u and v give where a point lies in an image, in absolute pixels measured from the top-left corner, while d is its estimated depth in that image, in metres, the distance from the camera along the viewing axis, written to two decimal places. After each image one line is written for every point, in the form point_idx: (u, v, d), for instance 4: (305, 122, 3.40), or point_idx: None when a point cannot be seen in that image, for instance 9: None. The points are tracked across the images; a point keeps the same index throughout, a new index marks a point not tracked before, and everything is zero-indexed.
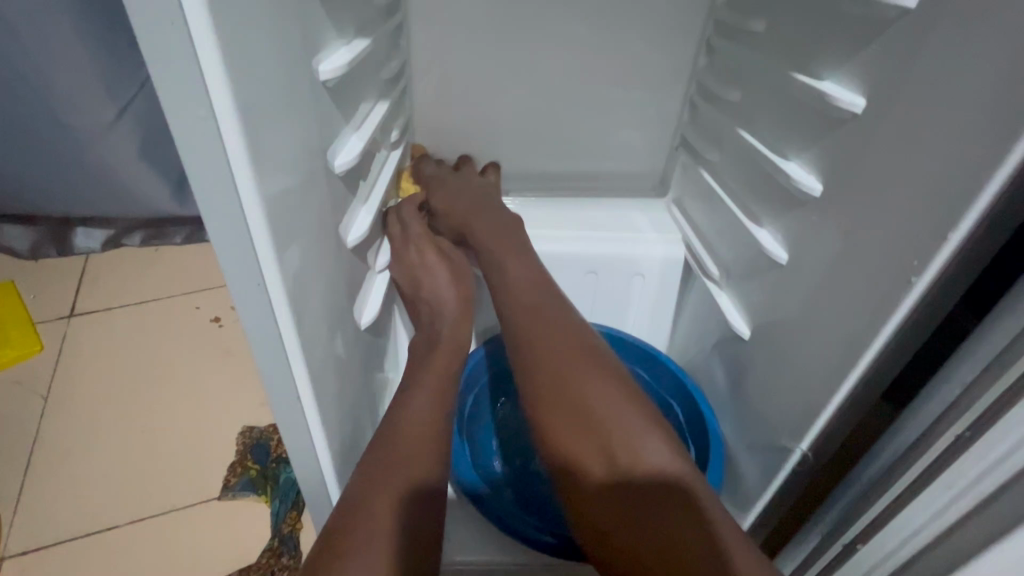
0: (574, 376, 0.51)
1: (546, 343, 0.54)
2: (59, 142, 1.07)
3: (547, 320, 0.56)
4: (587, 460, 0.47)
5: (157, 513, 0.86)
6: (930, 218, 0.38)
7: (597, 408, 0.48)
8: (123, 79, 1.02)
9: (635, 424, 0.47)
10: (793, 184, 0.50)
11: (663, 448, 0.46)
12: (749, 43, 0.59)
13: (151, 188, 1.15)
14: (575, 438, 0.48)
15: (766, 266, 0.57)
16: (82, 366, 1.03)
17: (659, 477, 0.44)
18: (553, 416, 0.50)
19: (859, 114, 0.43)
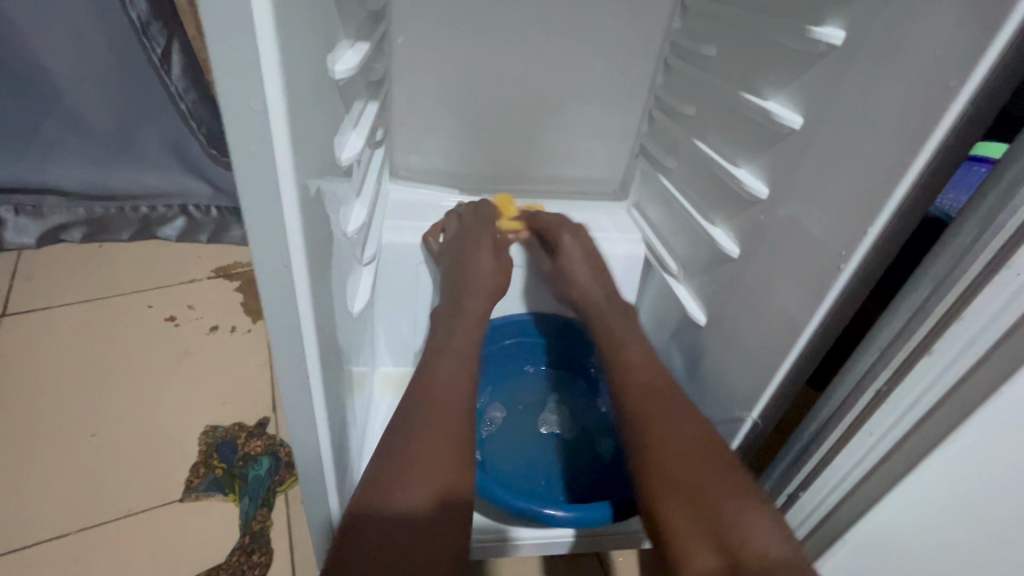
0: (689, 453, 0.52)
1: (663, 430, 0.55)
2: (26, 107, 1.05)
3: (664, 400, 0.58)
4: (701, 547, 0.46)
5: (112, 518, 0.82)
6: (856, 217, 0.46)
7: (708, 490, 0.49)
8: (89, 43, 1.01)
9: (749, 513, 0.48)
10: (743, 188, 0.58)
11: (770, 529, 0.47)
12: (703, 65, 0.67)
13: (122, 162, 1.14)
14: (684, 517, 0.48)
15: (719, 261, 0.64)
16: (18, 369, 0.96)
17: (770, 565, 0.44)
18: (665, 504, 0.50)
19: (797, 129, 0.51)
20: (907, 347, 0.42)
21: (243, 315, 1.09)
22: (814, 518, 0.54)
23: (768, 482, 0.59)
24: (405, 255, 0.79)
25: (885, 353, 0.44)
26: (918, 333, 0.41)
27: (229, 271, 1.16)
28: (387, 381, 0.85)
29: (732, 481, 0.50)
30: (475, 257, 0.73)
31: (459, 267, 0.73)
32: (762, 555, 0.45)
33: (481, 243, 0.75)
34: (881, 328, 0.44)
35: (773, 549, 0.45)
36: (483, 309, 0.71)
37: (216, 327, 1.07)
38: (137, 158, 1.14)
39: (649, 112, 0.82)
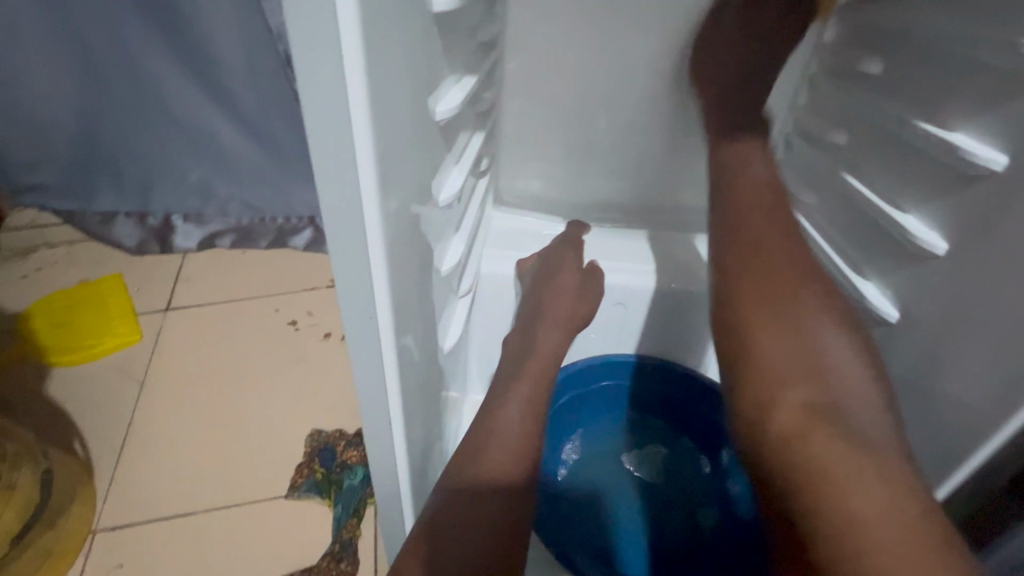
0: (791, 291, 0.53)
1: (774, 254, 0.55)
2: (199, 130, 1.23)
3: (768, 219, 0.58)
4: (790, 387, 0.48)
5: (231, 504, 0.91)
6: None
7: (820, 343, 0.50)
8: (250, 74, 1.15)
9: (857, 371, 0.49)
10: (910, 240, 0.48)
11: (870, 390, 0.49)
12: (860, 86, 0.56)
13: (267, 177, 1.28)
14: (781, 358, 0.50)
15: (869, 322, 0.53)
16: (172, 358, 1.12)
17: (867, 432, 0.46)
18: (762, 343, 0.51)
19: (999, 171, 0.39)
20: None
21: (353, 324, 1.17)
22: None
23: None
24: (504, 289, 0.77)
25: None
26: None
27: None
28: (472, 407, 0.82)
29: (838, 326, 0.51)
30: (559, 274, 0.72)
31: (548, 301, 0.70)
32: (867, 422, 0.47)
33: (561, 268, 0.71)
34: None
35: (872, 408, 0.47)
36: (555, 346, 0.68)
37: (329, 334, 1.15)
38: (279, 174, 1.28)
39: (785, 138, 0.72)
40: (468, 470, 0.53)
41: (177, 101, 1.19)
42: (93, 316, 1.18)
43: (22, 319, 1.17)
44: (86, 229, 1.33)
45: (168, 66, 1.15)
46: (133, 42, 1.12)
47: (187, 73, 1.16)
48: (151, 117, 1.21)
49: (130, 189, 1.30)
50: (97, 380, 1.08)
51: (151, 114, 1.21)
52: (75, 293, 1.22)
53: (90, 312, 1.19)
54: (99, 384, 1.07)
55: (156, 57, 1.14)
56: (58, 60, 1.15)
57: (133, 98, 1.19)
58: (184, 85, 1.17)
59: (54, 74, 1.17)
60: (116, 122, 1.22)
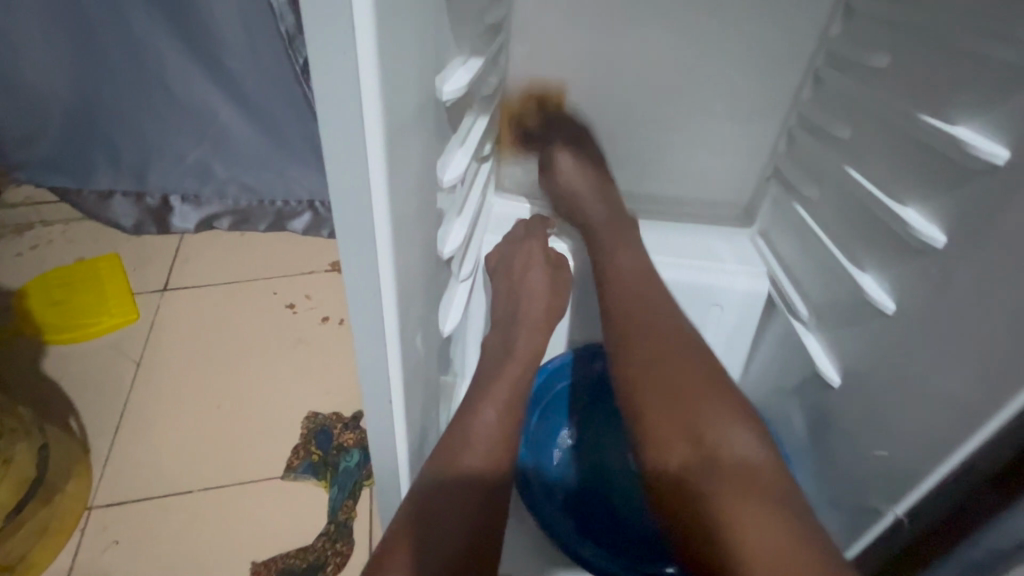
0: (664, 358, 0.55)
1: (643, 335, 0.58)
2: (198, 110, 1.22)
3: (638, 303, 0.62)
4: (672, 445, 0.50)
5: (227, 484, 0.92)
6: None
7: (693, 397, 0.52)
8: (251, 55, 1.13)
9: (732, 420, 0.51)
10: (910, 232, 0.47)
11: (742, 427, 0.50)
12: (865, 79, 0.57)
13: (267, 160, 1.27)
14: (665, 422, 0.51)
15: (866, 314, 0.53)
16: (170, 338, 1.12)
17: (745, 465, 0.48)
18: (650, 398, 0.53)
19: (1000, 166, 0.40)
20: None
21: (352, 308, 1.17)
22: None
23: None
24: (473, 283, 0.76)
25: None
26: None
27: None
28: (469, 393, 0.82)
29: (717, 389, 0.53)
30: (528, 274, 0.70)
31: (544, 290, 0.70)
32: (742, 456, 0.48)
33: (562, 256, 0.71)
34: None
35: (747, 448, 0.49)
36: (537, 346, 0.67)
37: (327, 318, 1.15)
38: (278, 157, 1.27)
39: (788, 131, 0.72)
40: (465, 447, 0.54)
41: (176, 79, 1.18)
42: (90, 294, 1.18)
43: (19, 296, 1.16)
44: (83, 207, 1.33)
45: (167, 45, 1.13)
46: (130, 18, 1.10)
47: (186, 52, 1.14)
48: (149, 96, 1.20)
49: (128, 168, 1.29)
50: (94, 359, 1.08)
51: (149, 93, 1.20)
52: (71, 272, 1.22)
53: (87, 290, 1.18)
54: (96, 362, 1.07)
55: (153, 35, 1.12)
56: (55, 34, 1.13)
57: (131, 75, 1.17)
58: (182, 64, 1.16)
59: (50, 48, 1.15)
60: (114, 101, 1.21)
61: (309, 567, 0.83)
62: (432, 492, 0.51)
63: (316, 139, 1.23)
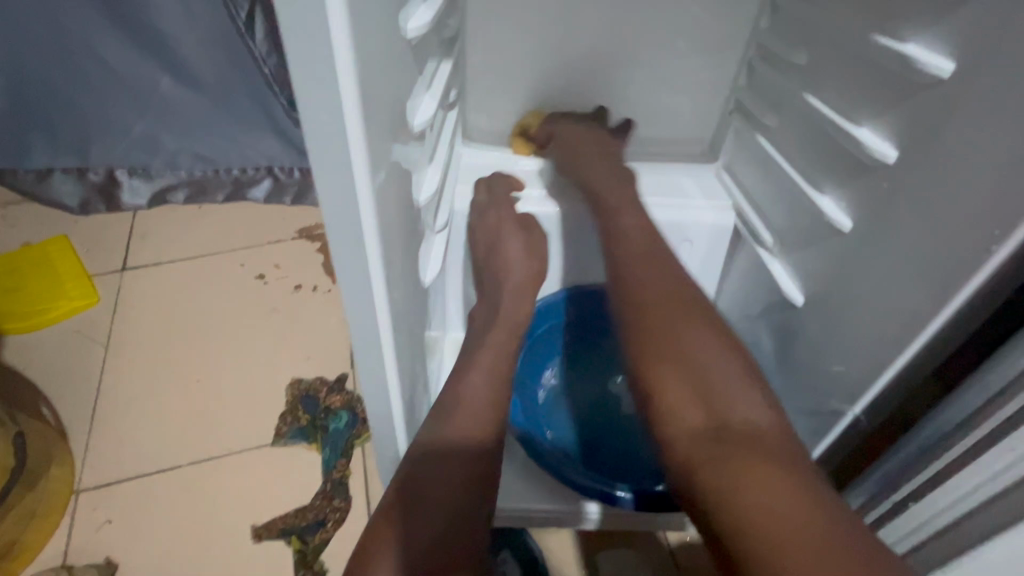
0: (672, 324, 0.54)
1: (661, 297, 0.57)
2: (135, 75, 1.13)
3: (658, 275, 0.60)
4: (683, 408, 0.49)
5: (217, 455, 0.92)
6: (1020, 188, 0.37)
7: (697, 362, 0.51)
8: (185, 10, 1.05)
9: (740, 387, 0.49)
10: (865, 151, 0.50)
11: (757, 399, 0.49)
12: (821, 4, 0.57)
13: (217, 126, 1.21)
14: (677, 384, 0.50)
15: (825, 234, 0.56)
16: (136, 319, 1.08)
17: (753, 431, 0.46)
18: (666, 356, 0.52)
19: (947, 79, 0.42)
20: None
21: (325, 274, 1.15)
22: (926, 527, 0.50)
23: (870, 486, 0.53)
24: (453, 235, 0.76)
25: None
26: None
27: (312, 232, 1.22)
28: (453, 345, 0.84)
29: (727, 357, 0.51)
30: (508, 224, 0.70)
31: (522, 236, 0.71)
32: (750, 422, 0.47)
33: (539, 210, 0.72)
34: None
35: (758, 414, 0.47)
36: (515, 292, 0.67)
37: (300, 285, 1.13)
38: (229, 122, 1.21)
39: (748, 63, 0.73)
40: (455, 394, 0.56)
41: (105, 42, 1.08)
42: (43, 280, 1.12)
43: None
44: (20, 189, 1.24)
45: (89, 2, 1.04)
46: None
47: (113, 11, 1.05)
48: (77, 62, 1.11)
49: (64, 143, 1.20)
50: (58, 345, 1.04)
51: (77, 59, 1.10)
52: (19, 257, 1.15)
53: (39, 275, 1.12)
54: (60, 349, 1.03)
55: None
56: None
57: (52, 39, 1.08)
58: (111, 24, 1.07)
59: None
60: (37, 69, 1.11)
61: (309, 525, 0.85)
62: (420, 450, 0.53)
63: (268, 100, 1.17)
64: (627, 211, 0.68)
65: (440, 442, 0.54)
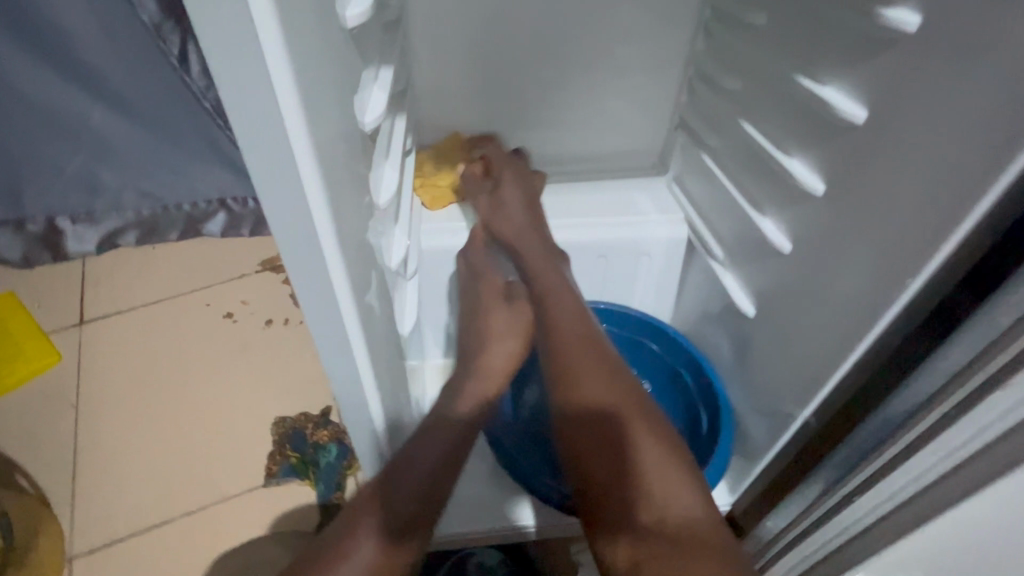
0: (607, 412, 0.55)
1: (590, 381, 0.57)
2: (65, 118, 1.08)
3: (589, 350, 0.60)
4: (626, 507, 0.50)
5: (209, 503, 0.93)
6: (928, 228, 0.41)
7: (634, 454, 0.52)
8: (115, 48, 1.01)
9: (676, 474, 0.51)
10: (797, 182, 0.54)
11: (689, 486, 0.50)
12: (749, 34, 0.61)
13: (161, 163, 1.16)
14: (612, 480, 0.51)
15: (769, 253, 0.61)
16: (103, 372, 1.05)
17: (689, 525, 0.48)
18: (603, 452, 0.53)
19: (860, 124, 0.46)
20: (988, 369, 0.36)
21: (295, 306, 1.14)
22: (841, 535, 0.52)
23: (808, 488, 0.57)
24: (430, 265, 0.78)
25: (964, 370, 0.38)
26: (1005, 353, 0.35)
27: (275, 263, 1.20)
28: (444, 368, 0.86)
29: (665, 449, 0.53)
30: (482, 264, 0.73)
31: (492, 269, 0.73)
32: (686, 515, 0.48)
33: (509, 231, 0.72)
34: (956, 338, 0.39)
35: (691, 503, 0.49)
36: None
37: (270, 320, 1.12)
38: (173, 158, 1.16)
39: (688, 81, 0.76)
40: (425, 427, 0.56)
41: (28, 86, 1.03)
42: None
43: None
44: None
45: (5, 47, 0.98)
46: None
47: (33, 54, 1.00)
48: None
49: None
50: (22, 410, 1.00)
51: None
52: None
53: None
54: (25, 413, 1.00)
55: None
56: None
57: None
58: (33, 68, 1.01)
59: None
60: None
61: None
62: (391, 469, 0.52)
63: (213, 134, 1.13)
64: (545, 275, 0.67)
65: (399, 477, 0.52)
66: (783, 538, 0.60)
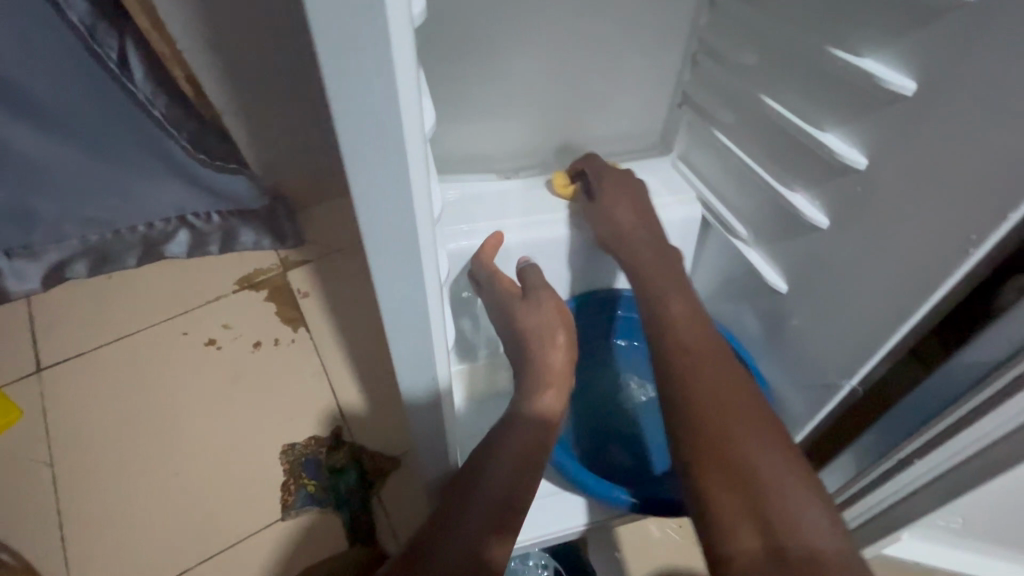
0: (738, 428, 0.53)
1: (707, 398, 0.55)
2: None
3: (705, 367, 0.58)
4: (743, 531, 0.47)
5: (224, 547, 0.87)
6: (994, 198, 0.42)
7: (754, 474, 0.49)
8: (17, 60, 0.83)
9: (798, 497, 0.48)
10: (835, 156, 0.54)
11: (814, 509, 0.47)
12: (766, 7, 0.59)
13: (103, 184, 1.03)
14: (732, 502, 0.49)
15: (801, 229, 0.61)
16: (79, 421, 0.98)
17: (817, 552, 0.44)
18: (732, 471, 0.50)
19: (910, 96, 0.46)
20: None
21: (283, 324, 1.07)
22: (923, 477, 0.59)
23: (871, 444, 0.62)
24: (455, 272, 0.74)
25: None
26: None
27: (253, 280, 1.12)
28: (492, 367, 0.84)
29: (795, 470, 0.50)
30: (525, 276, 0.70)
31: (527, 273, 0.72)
32: (811, 541, 0.45)
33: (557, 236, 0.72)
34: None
35: (819, 529, 0.46)
36: None
37: (259, 342, 1.05)
38: (115, 177, 1.02)
39: (692, 56, 0.74)
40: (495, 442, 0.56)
41: None
42: None
43: None
44: None
45: None
46: None
47: None
48: None
49: None
50: None
51: None
52: None
53: None
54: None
55: None
56: None
57: None
58: None
59: None
60: None
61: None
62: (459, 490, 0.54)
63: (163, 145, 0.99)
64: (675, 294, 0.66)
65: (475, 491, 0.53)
66: (855, 488, 0.66)
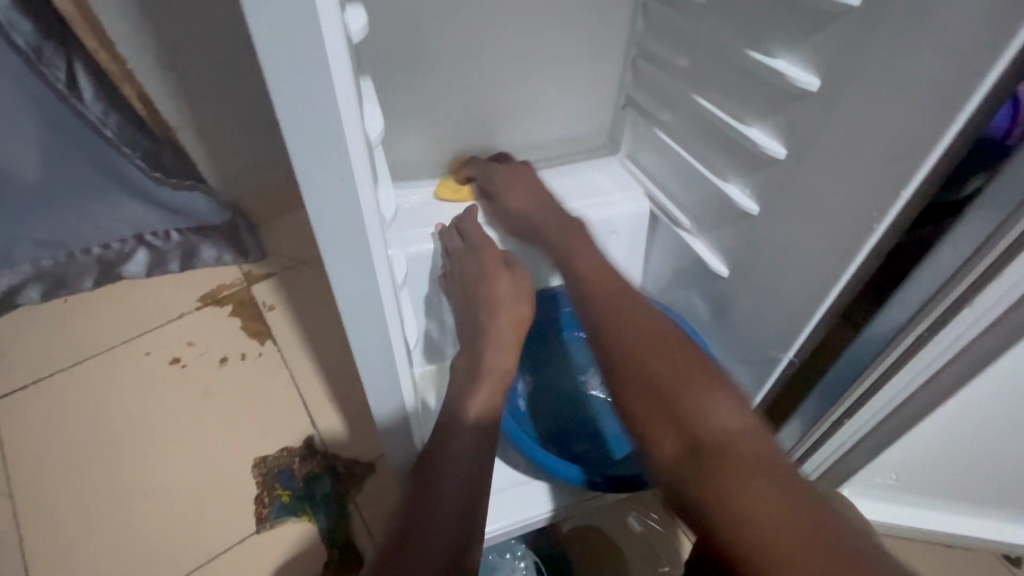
0: (645, 351, 0.54)
1: (626, 328, 0.57)
2: None
3: (619, 305, 0.61)
4: (664, 432, 0.49)
5: (196, 564, 0.87)
6: (889, 178, 0.47)
7: (669, 381, 0.51)
8: None
9: (716, 395, 0.49)
10: (758, 148, 0.59)
11: (729, 405, 0.48)
12: (693, 14, 0.64)
13: (54, 207, 1.01)
14: (653, 411, 0.50)
15: (736, 216, 0.66)
16: (40, 449, 0.95)
17: (727, 437, 0.46)
18: (654, 367, 0.52)
19: (815, 91, 0.51)
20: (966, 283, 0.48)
21: (249, 339, 1.07)
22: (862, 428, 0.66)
23: (816, 406, 0.68)
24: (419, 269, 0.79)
25: (944, 288, 0.49)
26: (975, 271, 0.47)
27: (217, 296, 1.11)
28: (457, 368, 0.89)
29: (707, 374, 0.51)
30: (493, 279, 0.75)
31: None
32: (726, 428, 0.46)
33: (545, 211, 0.76)
34: (935, 266, 0.49)
35: (733, 420, 0.47)
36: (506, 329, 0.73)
37: (225, 358, 1.05)
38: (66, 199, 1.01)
39: (631, 61, 0.79)
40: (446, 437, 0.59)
41: None
42: None
43: None
44: None
45: None
46: None
47: None
48: None
49: None
50: None
51: None
52: None
53: None
54: None
55: None
56: None
57: None
58: None
59: None
60: None
61: None
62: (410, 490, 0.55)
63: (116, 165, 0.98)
64: (581, 251, 0.70)
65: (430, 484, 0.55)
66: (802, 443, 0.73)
